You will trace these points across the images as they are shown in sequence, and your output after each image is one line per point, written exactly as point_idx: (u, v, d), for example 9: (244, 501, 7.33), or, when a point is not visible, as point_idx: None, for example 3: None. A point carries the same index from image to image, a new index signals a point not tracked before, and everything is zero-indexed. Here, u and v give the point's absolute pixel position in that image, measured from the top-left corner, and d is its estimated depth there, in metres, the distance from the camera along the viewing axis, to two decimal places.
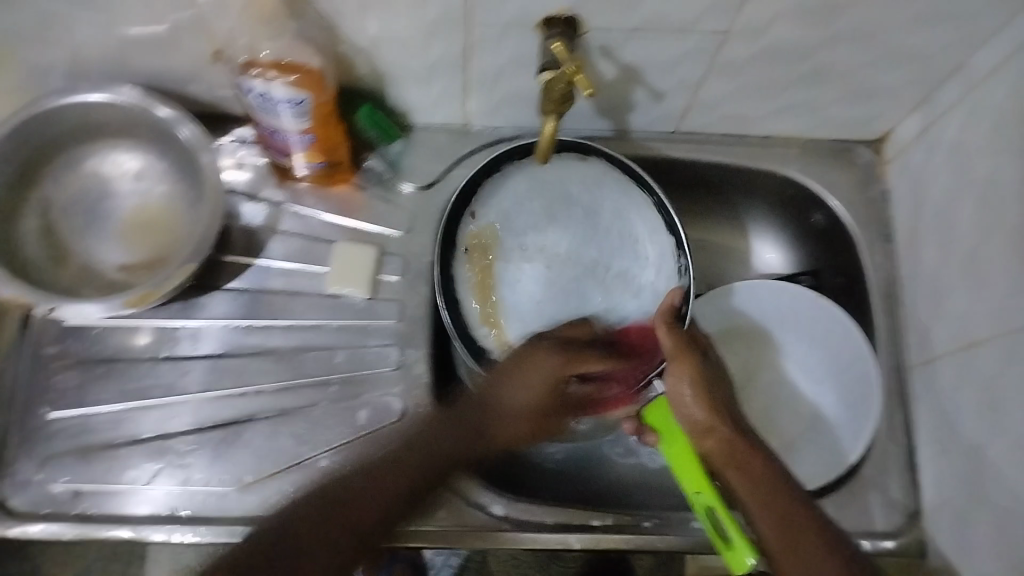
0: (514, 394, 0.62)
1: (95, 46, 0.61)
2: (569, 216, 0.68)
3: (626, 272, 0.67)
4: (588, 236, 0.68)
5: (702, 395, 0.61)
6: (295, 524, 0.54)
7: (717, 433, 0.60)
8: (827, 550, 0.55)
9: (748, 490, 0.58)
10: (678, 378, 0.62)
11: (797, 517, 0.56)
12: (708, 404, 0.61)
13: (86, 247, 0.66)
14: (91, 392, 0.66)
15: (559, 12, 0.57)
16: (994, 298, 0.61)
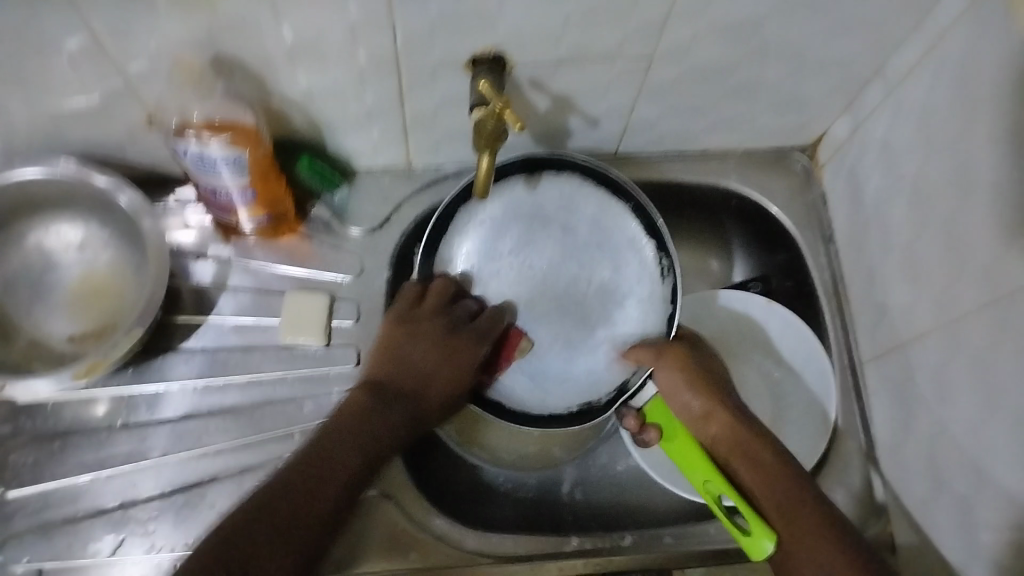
0: (416, 350, 0.64)
1: (27, 125, 0.60)
2: (546, 233, 0.72)
3: (609, 283, 0.71)
4: (567, 253, 0.72)
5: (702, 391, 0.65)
6: (271, 497, 0.53)
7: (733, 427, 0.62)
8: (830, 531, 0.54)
9: (755, 479, 0.59)
10: (670, 380, 0.66)
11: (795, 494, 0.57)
12: (706, 395, 0.65)
13: (32, 322, 0.66)
14: (47, 471, 0.65)
15: (483, 53, 0.57)
16: (933, 291, 0.62)
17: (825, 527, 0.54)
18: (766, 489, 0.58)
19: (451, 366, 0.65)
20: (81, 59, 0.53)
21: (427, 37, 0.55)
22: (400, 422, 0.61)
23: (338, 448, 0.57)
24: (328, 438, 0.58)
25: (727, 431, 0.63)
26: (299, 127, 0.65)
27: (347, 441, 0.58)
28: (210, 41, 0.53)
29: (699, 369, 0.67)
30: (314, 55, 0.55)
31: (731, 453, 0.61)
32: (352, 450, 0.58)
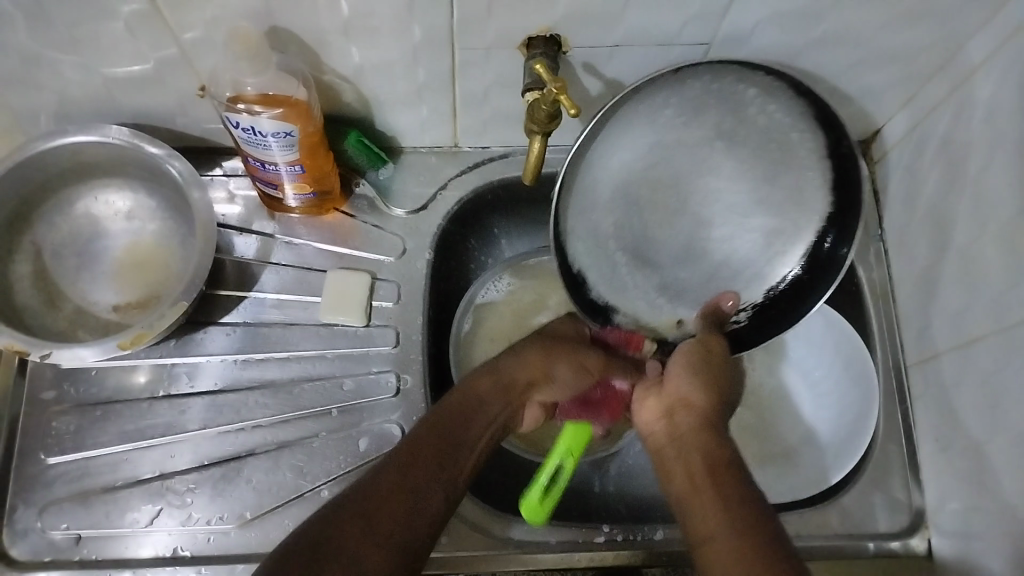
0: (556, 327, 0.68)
1: (81, 92, 0.60)
2: (684, 125, 0.60)
3: (703, 204, 0.62)
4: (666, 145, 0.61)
5: (698, 373, 0.60)
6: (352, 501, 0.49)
7: (699, 409, 0.58)
8: (746, 523, 0.48)
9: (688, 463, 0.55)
10: (683, 359, 0.61)
11: (725, 483, 0.52)
12: (703, 383, 0.60)
13: (79, 289, 0.66)
14: (88, 437, 0.66)
15: (539, 33, 0.57)
16: (990, 292, 0.60)
17: (739, 516, 0.49)
18: (695, 485, 0.53)
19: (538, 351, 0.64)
20: (138, 26, 0.53)
21: (483, 15, 0.54)
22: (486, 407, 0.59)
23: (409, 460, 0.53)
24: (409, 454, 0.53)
25: (692, 413, 0.58)
26: (349, 103, 0.65)
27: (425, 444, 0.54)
28: (266, 13, 0.52)
29: (719, 372, 0.61)
30: (367, 30, 0.55)
31: (674, 450, 0.57)
32: (429, 444, 0.54)
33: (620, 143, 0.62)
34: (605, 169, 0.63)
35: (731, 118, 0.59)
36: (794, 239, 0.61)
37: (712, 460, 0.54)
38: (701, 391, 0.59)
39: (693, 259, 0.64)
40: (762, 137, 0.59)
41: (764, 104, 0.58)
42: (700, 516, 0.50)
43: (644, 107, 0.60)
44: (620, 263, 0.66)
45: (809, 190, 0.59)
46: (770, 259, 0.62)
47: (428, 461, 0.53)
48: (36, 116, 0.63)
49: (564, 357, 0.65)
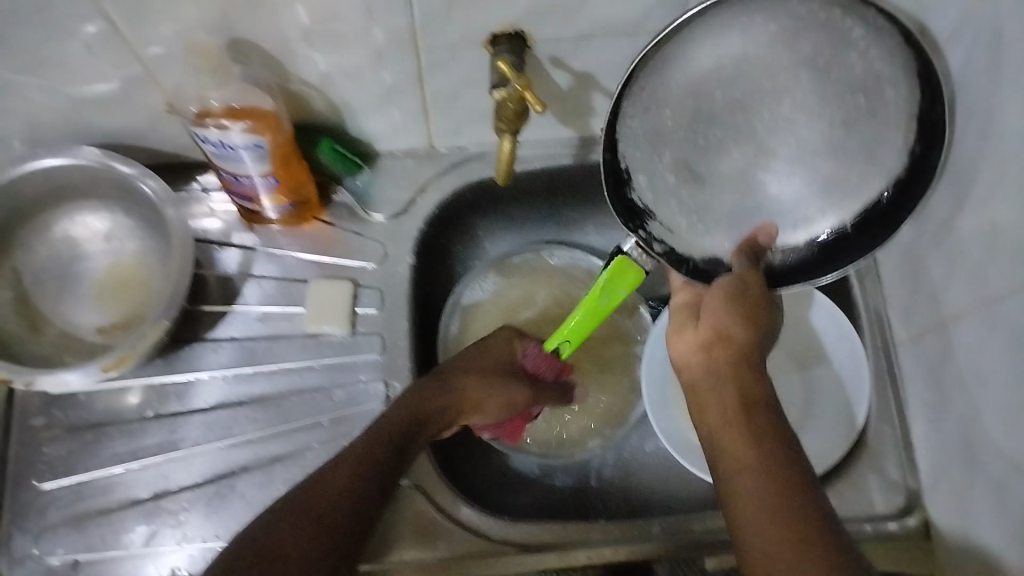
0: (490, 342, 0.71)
1: (50, 116, 0.60)
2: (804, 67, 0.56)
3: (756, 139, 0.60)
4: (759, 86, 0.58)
5: (737, 305, 0.57)
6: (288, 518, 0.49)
7: (735, 344, 0.55)
8: (786, 491, 0.46)
9: (721, 409, 0.52)
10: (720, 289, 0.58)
11: (764, 438, 0.49)
12: (744, 318, 0.56)
13: (62, 313, 0.66)
14: (80, 461, 0.66)
15: (502, 28, 0.56)
16: (972, 265, 0.60)
17: (777, 480, 0.46)
18: (733, 430, 0.50)
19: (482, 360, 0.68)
20: (99, 45, 0.53)
21: (443, 13, 0.54)
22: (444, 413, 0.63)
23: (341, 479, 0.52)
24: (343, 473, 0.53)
25: (726, 351, 0.55)
26: (319, 111, 0.65)
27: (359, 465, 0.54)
28: (224, 24, 0.52)
29: (752, 300, 0.57)
30: (328, 36, 0.54)
31: (709, 384, 0.54)
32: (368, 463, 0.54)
33: (692, 55, 0.56)
34: (673, 90, 0.58)
35: (828, 47, 0.54)
36: (836, 195, 0.60)
37: (751, 406, 0.51)
38: (742, 325, 0.55)
39: (738, 196, 0.63)
40: (850, 76, 0.55)
41: (867, 43, 0.53)
42: (734, 458, 0.48)
43: (719, 26, 0.54)
44: (661, 168, 0.62)
45: (893, 133, 0.56)
46: (819, 201, 0.61)
47: (367, 474, 0.53)
48: (7, 142, 0.63)
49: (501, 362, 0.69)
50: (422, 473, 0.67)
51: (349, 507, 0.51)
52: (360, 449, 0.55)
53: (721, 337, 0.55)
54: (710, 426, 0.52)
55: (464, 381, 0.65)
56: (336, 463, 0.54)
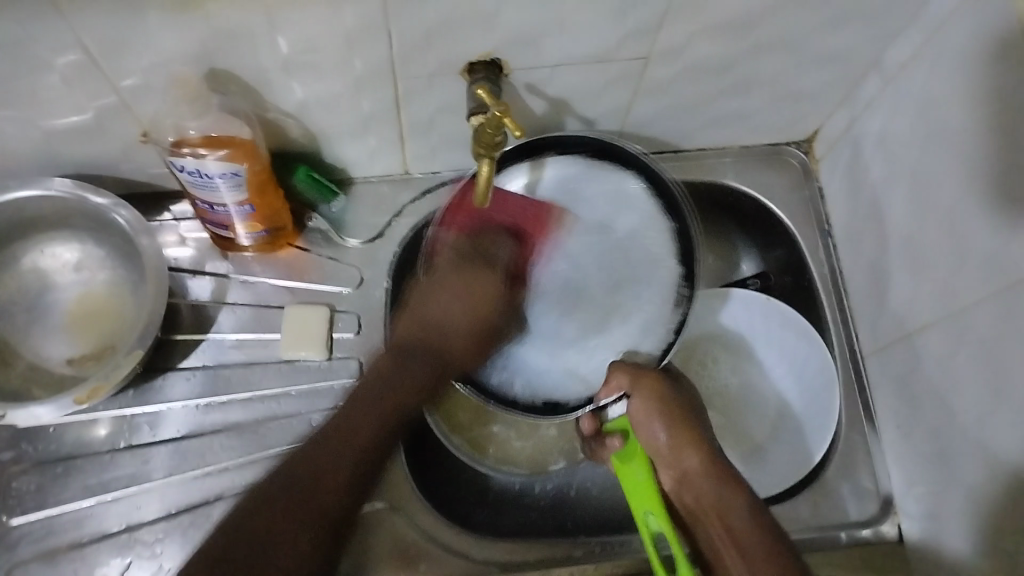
0: (445, 300, 0.65)
1: (20, 145, 0.59)
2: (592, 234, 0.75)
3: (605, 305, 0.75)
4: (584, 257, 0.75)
5: (671, 433, 0.61)
6: (236, 532, 0.51)
7: (682, 455, 0.61)
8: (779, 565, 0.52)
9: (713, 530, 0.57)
10: (643, 417, 0.63)
11: (743, 530, 0.55)
12: (680, 438, 0.61)
13: (31, 345, 0.65)
14: (51, 495, 0.65)
15: (480, 57, 0.57)
16: (936, 281, 0.62)
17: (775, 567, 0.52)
18: (726, 544, 0.56)
19: (472, 300, 0.66)
20: (74, 76, 0.52)
21: (424, 44, 0.54)
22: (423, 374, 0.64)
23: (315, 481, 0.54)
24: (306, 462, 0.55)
25: (693, 471, 0.60)
26: (296, 138, 0.65)
27: (322, 469, 0.55)
28: (205, 54, 0.52)
29: (674, 406, 0.63)
30: (308, 66, 0.55)
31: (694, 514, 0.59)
32: (336, 470, 0.55)
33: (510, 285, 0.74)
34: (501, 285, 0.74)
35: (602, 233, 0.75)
36: (657, 296, 0.74)
37: (722, 512, 0.57)
38: (682, 444, 0.61)
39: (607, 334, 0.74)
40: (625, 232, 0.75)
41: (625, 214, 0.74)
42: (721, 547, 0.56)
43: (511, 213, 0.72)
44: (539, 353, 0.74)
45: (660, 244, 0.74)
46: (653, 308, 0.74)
47: (322, 470, 0.55)
48: None
49: (455, 292, 0.65)
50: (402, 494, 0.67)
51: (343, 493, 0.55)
52: (329, 446, 0.56)
53: (675, 464, 0.61)
54: (687, 500, 0.60)
55: (436, 302, 0.65)
56: (306, 475, 0.54)
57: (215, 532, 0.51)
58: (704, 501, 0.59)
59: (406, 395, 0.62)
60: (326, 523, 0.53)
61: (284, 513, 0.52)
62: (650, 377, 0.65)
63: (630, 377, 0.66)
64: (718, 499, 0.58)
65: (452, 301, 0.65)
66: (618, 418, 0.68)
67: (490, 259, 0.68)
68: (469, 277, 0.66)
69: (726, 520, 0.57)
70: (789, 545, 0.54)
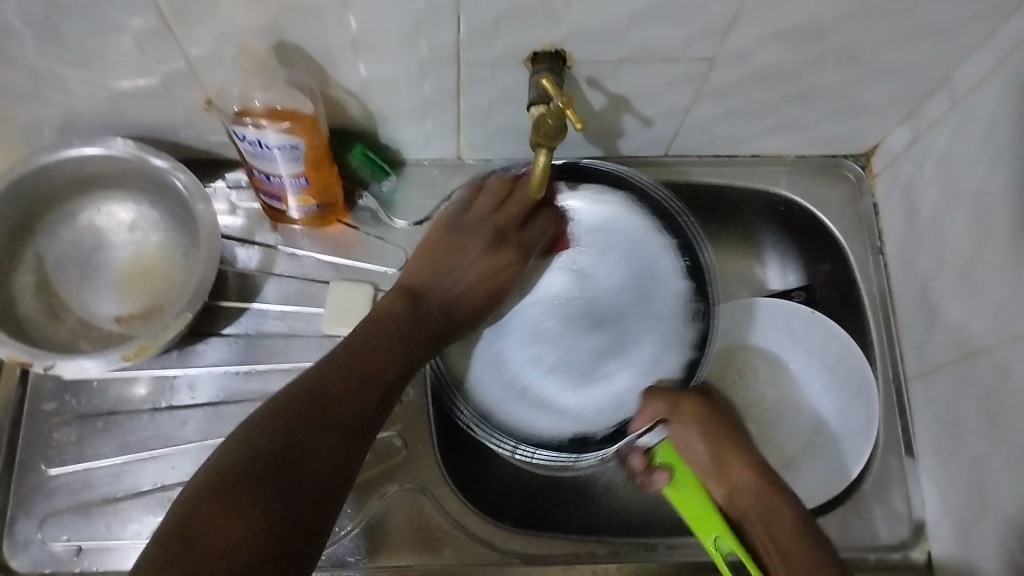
0: (456, 273, 0.64)
1: (87, 104, 0.60)
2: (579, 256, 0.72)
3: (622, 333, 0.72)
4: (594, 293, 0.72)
5: (711, 440, 0.62)
6: (211, 512, 0.43)
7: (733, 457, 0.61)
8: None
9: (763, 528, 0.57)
10: (684, 432, 0.63)
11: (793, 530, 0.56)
12: (720, 442, 0.62)
13: (81, 300, 0.66)
14: (90, 449, 0.66)
15: (545, 49, 0.57)
16: (987, 309, 0.61)
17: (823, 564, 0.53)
18: (787, 544, 0.55)
19: (474, 267, 0.65)
20: (147, 40, 0.53)
21: (491, 32, 0.55)
22: (434, 323, 0.62)
23: (294, 436, 0.48)
24: (312, 425, 0.49)
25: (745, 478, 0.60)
26: (354, 117, 0.65)
27: (298, 435, 0.48)
28: (275, 28, 0.53)
29: (714, 421, 0.64)
30: (376, 46, 0.55)
31: (745, 503, 0.59)
32: (326, 449, 0.49)
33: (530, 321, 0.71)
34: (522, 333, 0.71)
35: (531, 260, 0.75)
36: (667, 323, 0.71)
37: (769, 506, 0.58)
38: (727, 454, 0.62)
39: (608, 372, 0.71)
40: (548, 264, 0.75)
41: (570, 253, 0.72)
42: (768, 542, 0.56)
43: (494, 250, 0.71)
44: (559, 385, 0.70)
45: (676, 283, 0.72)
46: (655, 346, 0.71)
47: (323, 434, 0.49)
48: (39, 128, 0.63)
49: (456, 258, 0.65)
50: (430, 478, 0.67)
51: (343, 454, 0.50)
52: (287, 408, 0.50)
53: (724, 468, 0.61)
54: (743, 505, 0.59)
55: (451, 255, 0.65)
56: (310, 449, 0.48)
57: (203, 465, 0.47)
58: (758, 499, 0.59)
59: (442, 320, 0.62)
60: (320, 502, 0.47)
61: (252, 483, 0.45)
62: (688, 399, 0.65)
63: (666, 401, 0.66)
64: (765, 495, 0.59)
65: (467, 237, 0.65)
66: (661, 445, 0.65)
67: (503, 229, 0.66)
68: (461, 240, 0.65)
69: (779, 511, 0.57)
70: (832, 551, 0.55)
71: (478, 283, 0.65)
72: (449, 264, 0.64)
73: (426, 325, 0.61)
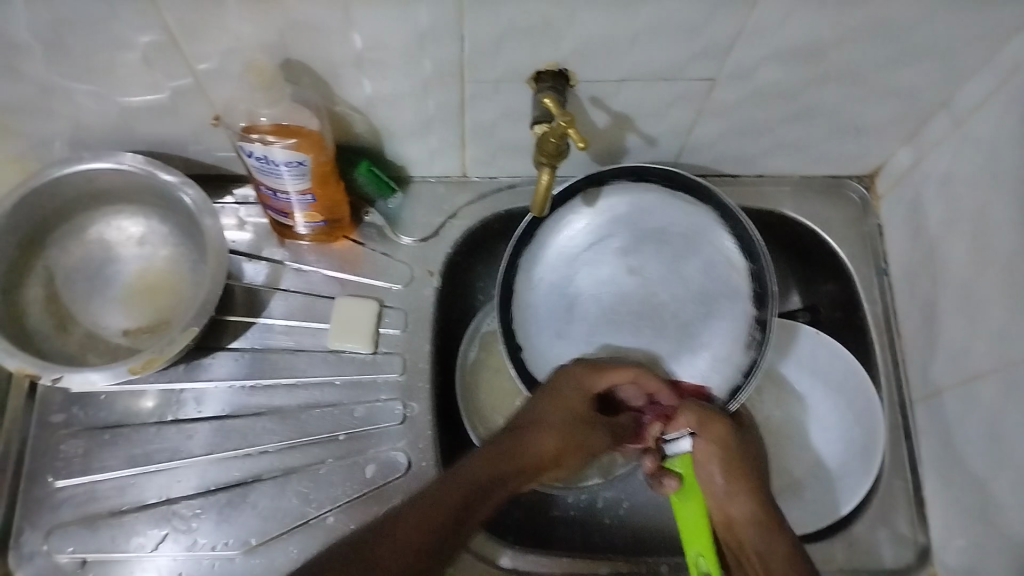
0: (545, 438, 0.63)
1: (98, 120, 0.62)
2: (650, 246, 0.73)
3: (688, 325, 0.72)
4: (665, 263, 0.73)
5: (727, 467, 0.64)
6: None
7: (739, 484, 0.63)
8: None
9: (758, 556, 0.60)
10: (705, 447, 0.64)
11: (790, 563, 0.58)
12: (733, 472, 0.64)
13: (90, 313, 0.67)
14: (96, 461, 0.66)
15: (547, 67, 0.58)
16: (992, 328, 0.61)
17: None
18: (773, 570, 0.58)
19: (550, 432, 0.63)
20: (155, 56, 0.54)
21: (493, 50, 0.55)
22: (508, 469, 0.61)
23: (348, 567, 0.52)
24: (366, 551, 0.53)
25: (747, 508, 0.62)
26: (360, 133, 0.66)
27: (348, 568, 0.52)
28: (281, 45, 0.54)
29: (735, 441, 0.65)
30: (379, 63, 0.56)
31: (748, 529, 0.62)
32: (351, 568, 0.52)
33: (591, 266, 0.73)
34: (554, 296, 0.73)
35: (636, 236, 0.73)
36: (729, 330, 0.71)
37: (765, 534, 0.61)
38: (736, 486, 0.63)
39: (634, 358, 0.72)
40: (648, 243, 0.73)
41: (686, 225, 0.72)
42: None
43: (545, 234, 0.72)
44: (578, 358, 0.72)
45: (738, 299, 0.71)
46: (725, 343, 0.70)
47: (367, 567, 0.52)
48: (52, 143, 0.64)
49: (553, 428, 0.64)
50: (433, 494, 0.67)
51: (394, 575, 0.52)
52: (342, 556, 0.53)
53: (735, 497, 0.63)
54: (742, 538, 0.62)
55: (544, 438, 0.63)
56: (370, 559, 0.53)
57: None
58: (757, 532, 0.61)
59: (506, 463, 0.61)
60: None
61: None
62: (717, 424, 0.65)
63: (699, 418, 0.65)
64: (764, 525, 0.61)
65: (545, 427, 0.64)
66: (680, 455, 0.66)
67: (581, 380, 0.66)
68: (551, 394, 0.65)
69: (776, 547, 0.60)
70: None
71: (561, 448, 0.64)
72: (518, 438, 0.63)
73: (505, 462, 0.61)
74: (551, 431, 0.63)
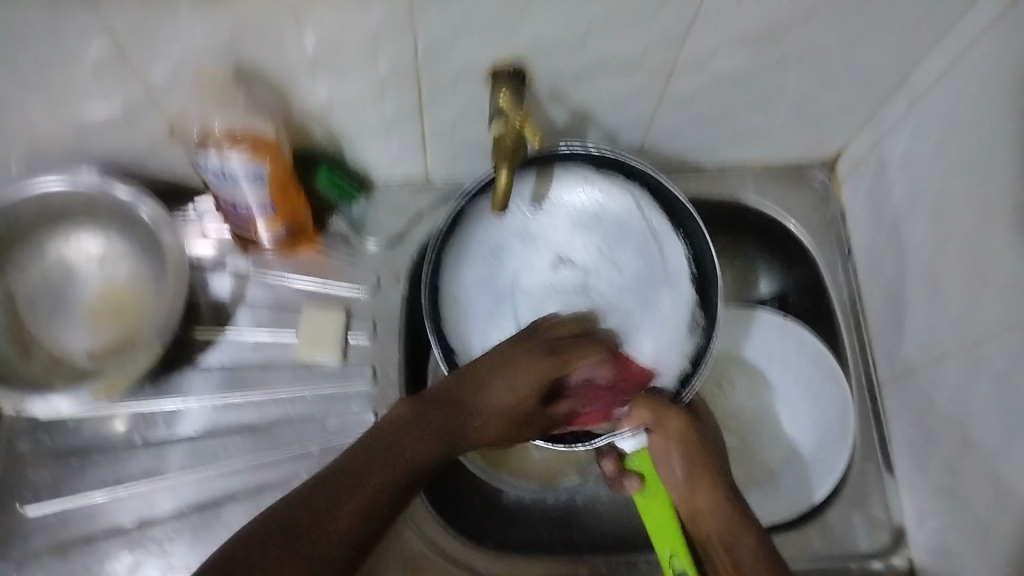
0: (495, 392, 0.58)
1: (51, 137, 0.60)
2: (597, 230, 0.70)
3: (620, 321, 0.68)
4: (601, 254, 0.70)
5: (688, 458, 0.60)
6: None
7: (704, 479, 0.60)
8: None
9: (730, 558, 0.56)
10: (663, 444, 0.61)
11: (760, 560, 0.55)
12: (694, 464, 0.60)
13: (52, 336, 0.66)
14: (65, 487, 0.65)
15: (503, 62, 0.57)
16: (958, 302, 0.61)
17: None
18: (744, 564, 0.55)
19: (513, 387, 0.59)
20: (105, 68, 0.53)
21: (447, 47, 0.55)
22: (438, 429, 0.56)
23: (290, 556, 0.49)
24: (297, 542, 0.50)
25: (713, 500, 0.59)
26: (319, 140, 0.65)
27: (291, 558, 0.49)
28: (232, 52, 0.53)
29: (695, 437, 0.61)
30: (334, 66, 0.55)
31: (715, 520, 0.58)
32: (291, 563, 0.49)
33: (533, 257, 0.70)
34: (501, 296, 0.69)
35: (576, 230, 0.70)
36: (669, 315, 0.68)
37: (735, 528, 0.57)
38: (699, 479, 0.60)
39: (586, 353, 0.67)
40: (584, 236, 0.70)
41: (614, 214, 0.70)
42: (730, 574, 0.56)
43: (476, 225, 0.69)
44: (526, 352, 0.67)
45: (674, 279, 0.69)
46: (669, 334, 0.67)
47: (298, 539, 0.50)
48: (4, 164, 0.63)
49: (523, 358, 0.60)
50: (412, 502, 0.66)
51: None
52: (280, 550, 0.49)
53: (696, 491, 0.59)
54: (709, 530, 0.58)
55: (485, 383, 0.59)
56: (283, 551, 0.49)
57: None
58: (726, 527, 0.57)
59: (443, 433, 0.57)
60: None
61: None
62: (673, 415, 0.62)
63: (653, 411, 0.62)
64: (732, 518, 0.58)
65: (493, 383, 0.59)
66: (636, 453, 0.64)
67: (552, 345, 0.61)
68: (511, 360, 0.59)
69: (745, 540, 0.56)
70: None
71: (506, 420, 0.59)
72: (475, 392, 0.58)
73: (428, 423, 0.56)
74: (495, 404, 0.58)
